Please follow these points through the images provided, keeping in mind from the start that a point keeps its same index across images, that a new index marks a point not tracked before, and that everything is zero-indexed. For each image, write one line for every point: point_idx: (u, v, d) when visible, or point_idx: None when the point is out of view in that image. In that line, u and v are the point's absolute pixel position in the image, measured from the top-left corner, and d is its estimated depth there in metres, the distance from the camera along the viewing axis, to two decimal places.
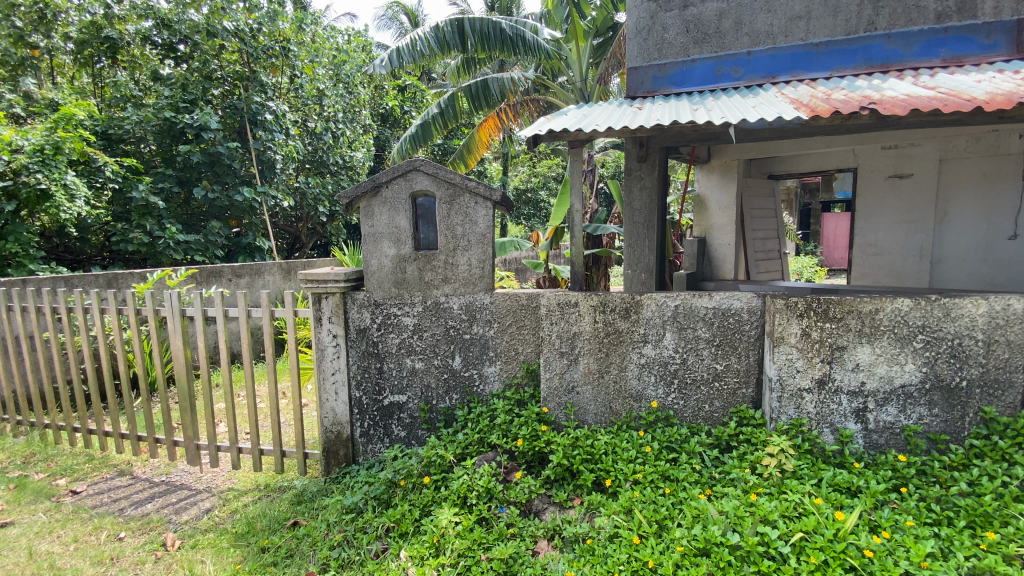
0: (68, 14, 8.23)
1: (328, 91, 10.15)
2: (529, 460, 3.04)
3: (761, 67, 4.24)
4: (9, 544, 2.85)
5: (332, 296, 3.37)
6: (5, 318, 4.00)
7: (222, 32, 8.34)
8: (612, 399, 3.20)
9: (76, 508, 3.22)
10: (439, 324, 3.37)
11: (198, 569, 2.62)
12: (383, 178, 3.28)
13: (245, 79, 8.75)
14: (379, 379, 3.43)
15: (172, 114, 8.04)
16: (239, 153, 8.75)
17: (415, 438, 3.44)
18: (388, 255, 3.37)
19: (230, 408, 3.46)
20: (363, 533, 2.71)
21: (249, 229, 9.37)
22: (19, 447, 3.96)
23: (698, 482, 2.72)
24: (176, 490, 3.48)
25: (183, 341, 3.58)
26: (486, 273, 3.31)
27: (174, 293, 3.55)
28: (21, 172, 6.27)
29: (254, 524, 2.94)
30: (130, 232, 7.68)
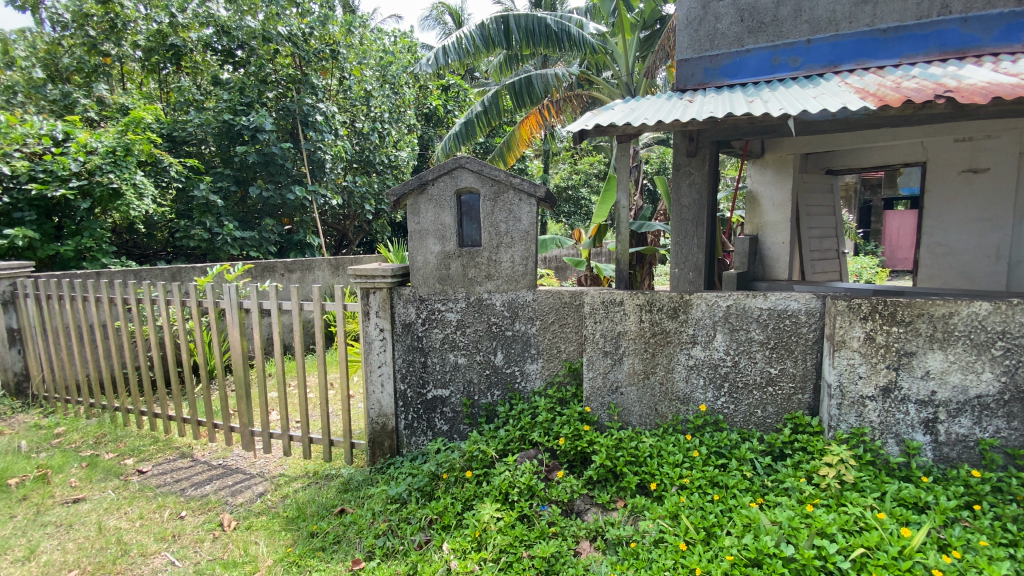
0: (136, 24, 8.89)
1: (375, 92, 10.40)
2: (571, 460, 3.00)
3: (821, 57, 4.02)
4: (81, 518, 3.07)
5: (379, 291, 3.45)
6: (80, 307, 4.29)
7: (277, 37, 8.69)
8: (657, 402, 3.12)
9: (142, 487, 3.44)
10: (481, 321, 3.38)
11: (252, 549, 2.74)
12: (429, 175, 3.33)
13: (296, 82, 9.11)
14: (423, 373, 3.47)
15: (230, 116, 8.49)
16: (292, 153, 9.12)
17: (457, 432, 3.47)
18: (433, 251, 3.41)
19: (282, 397, 3.59)
20: (406, 524, 2.75)
21: (300, 226, 9.75)
22: (92, 427, 4.27)
23: (749, 490, 2.61)
24: (232, 473, 3.66)
25: (240, 332, 3.74)
26: (529, 270, 3.29)
27: (233, 286, 3.72)
28: (95, 173, 6.84)
29: (304, 509, 3.05)
30: (192, 228, 8.15)
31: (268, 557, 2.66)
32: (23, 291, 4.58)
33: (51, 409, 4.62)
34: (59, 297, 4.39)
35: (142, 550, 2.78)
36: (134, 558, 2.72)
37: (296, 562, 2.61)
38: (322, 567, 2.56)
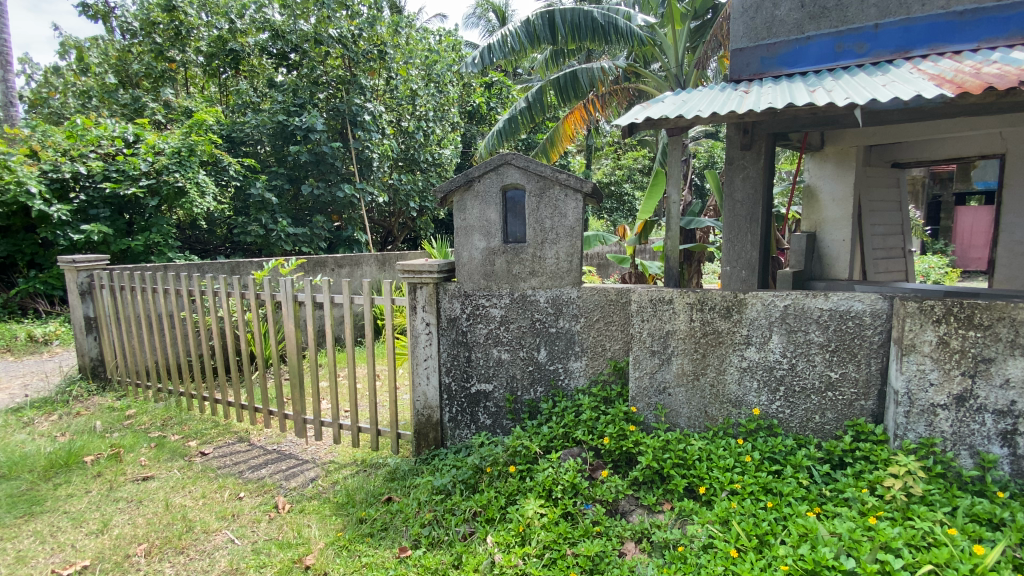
0: (198, 31, 9.48)
1: (421, 91, 10.56)
2: (616, 460, 2.95)
3: (890, 42, 3.77)
4: (151, 495, 3.29)
5: (426, 286, 3.50)
6: (150, 298, 4.58)
7: (328, 39, 8.97)
8: (707, 404, 3.02)
9: (204, 468, 3.65)
10: (525, 317, 3.37)
11: (305, 532, 2.85)
12: (476, 172, 3.34)
13: (346, 83, 9.40)
14: (467, 367, 3.51)
15: (284, 117, 8.87)
16: (341, 152, 9.42)
17: (500, 427, 3.49)
18: (478, 247, 3.43)
19: (333, 386, 3.72)
20: (451, 514, 2.80)
21: (349, 223, 10.09)
22: (160, 410, 4.56)
23: (805, 499, 2.49)
24: (286, 458, 3.83)
25: (295, 323, 3.91)
26: (574, 266, 3.26)
27: (289, 280, 3.89)
28: (162, 172, 7.44)
29: (353, 496, 3.15)
30: (249, 224, 8.59)
31: (320, 540, 2.77)
32: (100, 282, 4.94)
33: (124, 392, 4.97)
34: (131, 289, 4.72)
35: (205, 527, 2.95)
36: (198, 534, 2.89)
37: (345, 546, 2.69)
38: (370, 552, 2.63)
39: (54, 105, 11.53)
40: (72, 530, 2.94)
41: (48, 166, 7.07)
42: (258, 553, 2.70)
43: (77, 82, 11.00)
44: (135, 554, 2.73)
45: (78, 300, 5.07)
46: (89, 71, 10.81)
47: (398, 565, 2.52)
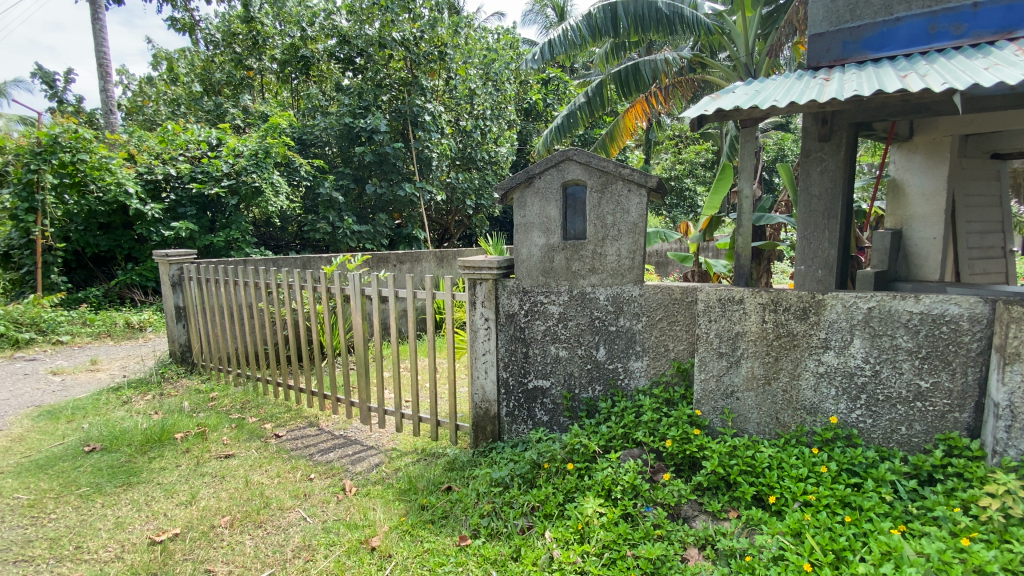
0: (273, 39, 10.36)
1: (479, 90, 10.69)
2: (678, 463, 2.87)
3: (992, 22, 3.41)
4: (233, 471, 3.56)
5: (485, 282, 3.53)
6: (232, 289, 4.94)
7: (391, 42, 9.27)
8: (779, 410, 2.88)
9: (278, 449, 3.90)
10: (584, 314, 3.34)
11: (371, 514, 2.98)
12: (537, 169, 3.33)
13: (408, 84, 9.68)
14: (525, 363, 3.52)
15: (350, 119, 9.31)
16: (403, 152, 9.73)
17: (557, 424, 3.48)
18: (538, 244, 3.43)
19: (396, 376, 3.85)
20: (509, 507, 2.82)
21: (409, 220, 10.42)
22: (239, 394, 4.92)
23: (888, 515, 2.32)
24: (351, 443, 4.02)
25: (362, 316, 4.09)
26: (636, 264, 3.19)
27: (357, 275, 4.10)
28: (242, 173, 8.07)
29: (415, 483, 3.26)
30: (318, 222, 9.12)
31: (385, 524, 2.88)
32: (188, 275, 5.37)
33: (208, 376, 5.40)
34: (216, 281, 5.10)
35: (280, 505, 3.15)
36: (274, 510, 3.09)
37: (408, 531, 2.79)
38: (431, 539, 2.71)
39: (148, 112, 12.68)
40: (165, 500, 3.23)
41: (143, 169, 7.98)
42: (328, 532, 2.86)
43: (168, 91, 12.04)
44: (219, 525, 2.95)
45: (170, 290, 5.55)
46: (178, 80, 11.80)
47: (458, 553, 2.58)
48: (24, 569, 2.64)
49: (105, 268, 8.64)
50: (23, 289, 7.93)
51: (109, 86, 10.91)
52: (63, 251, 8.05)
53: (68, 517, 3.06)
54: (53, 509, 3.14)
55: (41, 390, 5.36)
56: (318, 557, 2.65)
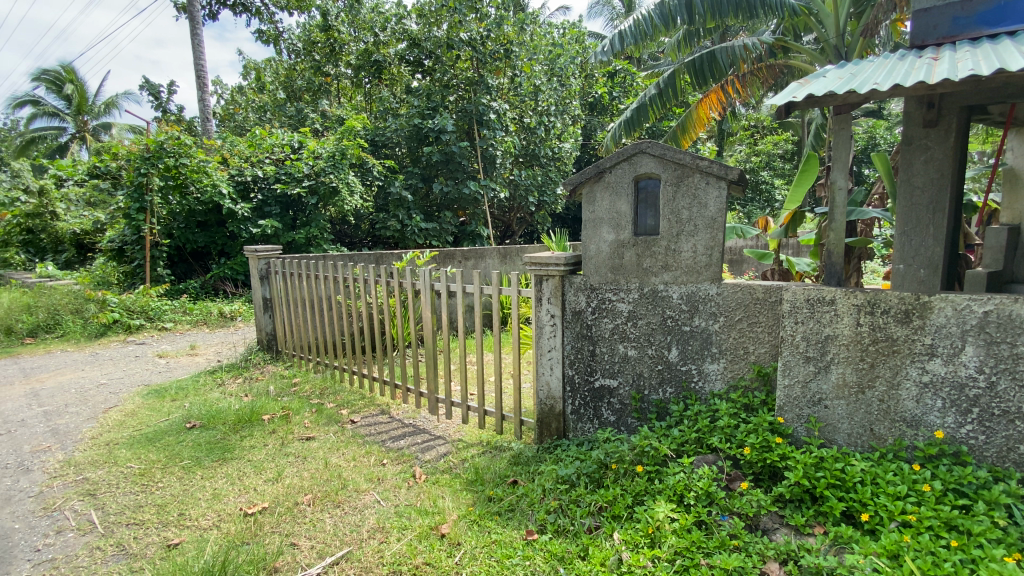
0: (349, 46, 10.96)
1: (544, 86, 10.67)
2: (758, 472, 2.72)
3: None
4: (314, 452, 3.81)
5: (551, 279, 3.51)
6: (313, 283, 5.25)
7: (459, 43, 9.46)
8: (873, 421, 2.66)
9: (354, 434, 4.12)
10: (656, 313, 3.24)
11: (440, 502, 3.08)
12: (608, 162, 3.25)
13: (474, 83, 9.83)
14: (592, 361, 3.46)
15: (420, 120, 9.63)
16: (469, 151, 9.91)
17: (625, 425, 3.41)
18: (607, 240, 3.35)
19: (463, 369, 3.93)
20: (576, 505, 2.80)
21: (473, 218, 10.63)
22: (318, 380, 5.25)
23: (1004, 543, 2.07)
24: (420, 432, 4.16)
25: (431, 310, 4.23)
26: (713, 261, 3.04)
27: (427, 270, 4.23)
28: (320, 174, 8.75)
29: (482, 474, 3.32)
30: (389, 220, 9.57)
31: (454, 512, 2.96)
32: (274, 269, 5.76)
33: (291, 363, 5.80)
34: (298, 275, 5.45)
35: (356, 487, 3.32)
36: (351, 492, 3.26)
37: (476, 521, 2.84)
38: (499, 530, 2.75)
39: (239, 119, 13.81)
40: (255, 476, 3.50)
41: (235, 171, 8.82)
42: (401, 516, 2.97)
43: (256, 98, 13.03)
44: (302, 502, 3.16)
45: (258, 283, 5.99)
46: (264, 89, 12.75)
47: (525, 547, 2.60)
48: (137, 531, 2.96)
49: (202, 262, 9.49)
50: (134, 280, 8.88)
51: (206, 96, 11.96)
52: (166, 247, 8.85)
53: (172, 486, 3.40)
54: (161, 479, 3.50)
55: (150, 370, 5.98)
56: (392, 539, 2.76)
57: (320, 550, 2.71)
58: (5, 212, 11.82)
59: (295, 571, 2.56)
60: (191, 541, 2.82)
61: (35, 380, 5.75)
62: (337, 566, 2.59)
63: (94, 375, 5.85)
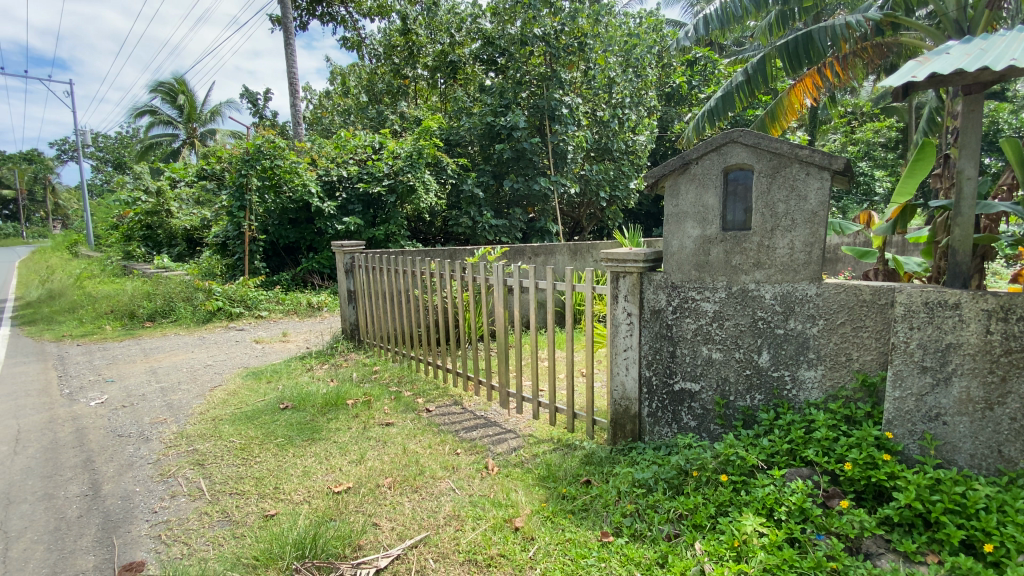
0: (425, 48, 11.49)
1: (618, 78, 10.44)
2: (860, 491, 2.49)
3: None
4: (394, 438, 3.98)
5: (629, 275, 3.38)
6: (392, 276, 5.48)
7: (532, 39, 9.51)
8: (1003, 442, 2.36)
9: (429, 422, 4.26)
10: (744, 314, 3.04)
11: (513, 495, 3.10)
12: (694, 153, 3.09)
13: (546, 79, 9.84)
14: (671, 363, 3.31)
15: (492, 118, 9.74)
16: (540, 147, 9.90)
17: (707, 431, 3.24)
18: (691, 235, 3.18)
19: (535, 365, 3.91)
20: (653, 511, 2.70)
21: (543, 214, 10.65)
22: (396, 369, 5.49)
23: None
24: (491, 425, 4.22)
25: (504, 306, 4.25)
26: (813, 258, 2.82)
27: (501, 266, 4.26)
28: (400, 173, 9.26)
29: (554, 471, 3.30)
30: (461, 217, 9.84)
31: (527, 506, 2.96)
32: (358, 263, 6.08)
33: (371, 351, 6.12)
34: (380, 269, 5.72)
35: (433, 474, 3.43)
36: (428, 478, 3.37)
37: (550, 517, 2.83)
38: (573, 529, 2.71)
39: (326, 123, 14.76)
40: (340, 456, 3.72)
41: (323, 172, 9.44)
42: (475, 506, 3.03)
43: (341, 102, 13.88)
44: (383, 485, 3.31)
45: (344, 276, 6.36)
46: (349, 93, 13.54)
47: (600, 548, 2.54)
48: (239, 500, 3.24)
49: (293, 256, 10.24)
50: (235, 272, 9.76)
51: (298, 101, 12.90)
52: (262, 242, 9.64)
53: (269, 461, 3.70)
54: (258, 454, 3.81)
55: (249, 354, 6.56)
56: (467, 528, 2.82)
57: (400, 532, 2.83)
58: (131, 210, 13.43)
59: (377, 550, 2.69)
60: (285, 513, 3.05)
61: (154, 359, 6.49)
62: (415, 549, 2.68)
63: (202, 356, 6.51)
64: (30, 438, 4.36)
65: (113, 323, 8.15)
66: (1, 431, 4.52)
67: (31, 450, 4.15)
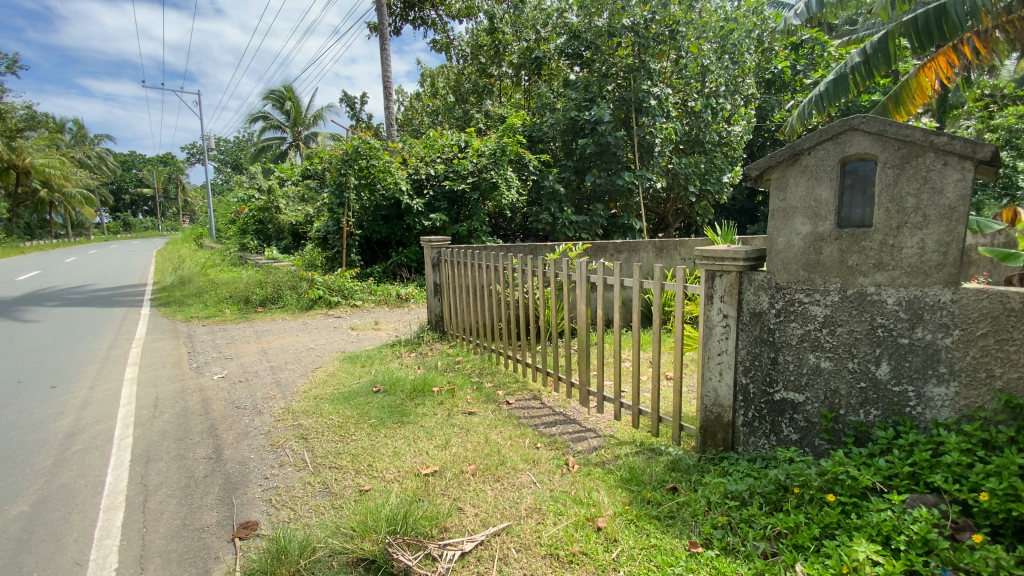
0: (511, 45, 11.69)
1: (713, 66, 9.93)
2: (998, 526, 2.16)
3: None
4: (476, 427, 4.10)
5: (727, 274, 3.15)
6: (476, 270, 5.61)
7: (621, 30, 9.29)
8: None
9: (510, 414, 4.34)
10: (861, 320, 2.75)
11: (596, 494, 3.05)
12: (807, 142, 2.84)
13: (634, 70, 9.61)
14: (771, 370, 3.07)
15: (576, 113, 9.66)
16: (625, 141, 9.67)
17: (811, 446, 2.99)
18: (801, 232, 2.93)
19: (617, 366, 3.81)
20: (748, 525, 2.54)
21: (625, 210, 10.39)
22: (478, 360, 5.64)
23: None
24: (570, 422, 4.19)
25: (586, 303, 4.20)
26: (949, 259, 2.49)
27: (584, 263, 4.20)
28: (484, 170, 9.55)
29: (638, 475, 3.21)
30: (542, 213, 9.86)
31: (610, 507, 2.91)
32: (444, 257, 6.29)
33: (454, 342, 6.34)
34: (464, 263, 5.88)
35: (514, 465, 3.48)
36: (509, 469, 3.43)
37: (633, 521, 2.76)
38: (658, 536, 2.63)
39: (416, 123, 15.48)
40: (427, 440, 3.90)
41: (412, 170, 9.92)
42: (556, 501, 3.04)
43: (429, 103, 14.49)
44: (467, 471, 3.43)
45: (431, 269, 6.61)
46: (437, 94, 14.07)
47: (688, 558, 2.44)
48: (337, 474, 3.51)
49: (384, 250, 10.87)
50: (333, 264, 10.56)
51: (391, 103, 13.66)
52: (358, 236, 10.34)
53: (363, 439, 3.97)
54: (354, 432, 4.10)
55: (345, 339, 7.07)
56: (549, 522, 2.83)
57: (484, 519, 2.90)
58: (247, 207, 15.00)
59: (462, 534, 2.78)
60: (378, 490, 3.24)
61: (265, 341, 7.20)
62: (499, 537, 2.74)
63: (305, 340, 7.12)
64: (166, 405, 5.02)
65: (231, 307, 9.14)
66: (145, 397, 5.26)
67: (167, 415, 4.79)
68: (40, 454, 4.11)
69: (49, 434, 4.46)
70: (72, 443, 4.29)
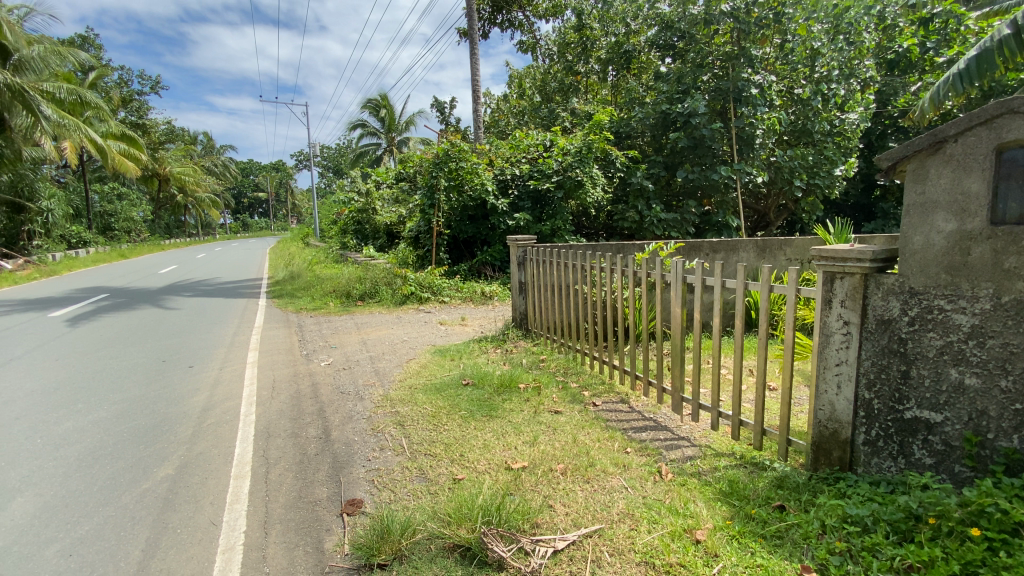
0: (600, 41, 11.52)
1: (824, 48, 9.10)
2: None
3: None
4: (563, 427, 4.10)
5: (849, 277, 2.84)
6: (562, 268, 5.58)
7: (719, 16, 8.75)
8: None
9: (597, 416, 4.29)
10: (1018, 332, 2.39)
11: (692, 506, 2.93)
12: (953, 128, 2.51)
13: (733, 58, 9.05)
14: (901, 385, 2.73)
15: (668, 106, 9.31)
16: (721, 134, 9.14)
17: (948, 473, 2.65)
18: (943, 230, 2.58)
19: (714, 372, 3.61)
20: (871, 555, 2.30)
21: (720, 207, 9.85)
22: (563, 360, 5.64)
23: None
24: (662, 429, 4.05)
25: (681, 305, 4.01)
26: None
27: (679, 262, 4.01)
28: (569, 169, 9.51)
29: (739, 489, 3.03)
30: (628, 211, 9.63)
31: (708, 520, 2.77)
32: (530, 256, 6.34)
33: (539, 340, 6.39)
34: (549, 262, 5.89)
35: (604, 468, 3.44)
36: (599, 471, 3.40)
37: (736, 537, 2.61)
38: (765, 555, 2.46)
39: (501, 124, 15.78)
40: (514, 436, 3.97)
41: (498, 171, 10.13)
42: (649, 508, 2.96)
43: (516, 104, 14.73)
44: (556, 469, 3.45)
45: (517, 268, 6.70)
46: (524, 94, 14.25)
47: None
48: (432, 461, 3.69)
49: (470, 249, 11.23)
50: (424, 262, 11.11)
51: (479, 105, 14.05)
52: (447, 235, 10.77)
53: (455, 430, 4.14)
54: (447, 422, 4.29)
55: (435, 333, 7.41)
56: (642, 529, 2.77)
57: (575, 519, 2.90)
58: (347, 208, 16.22)
59: (554, 531, 2.80)
60: (470, 480, 3.37)
61: (364, 332, 7.75)
62: (590, 539, 2.73)
63: (399, 333, 7.57)
64: (282, 388, 5.59)
65: (334, 300, 9.95)
66: (264, 379, 5.89)
67: (283, 397, 5.31)
68: (182, 425, 4.75)
69: (189, 408, 5.14)
70: (208, 417, 4.91)
